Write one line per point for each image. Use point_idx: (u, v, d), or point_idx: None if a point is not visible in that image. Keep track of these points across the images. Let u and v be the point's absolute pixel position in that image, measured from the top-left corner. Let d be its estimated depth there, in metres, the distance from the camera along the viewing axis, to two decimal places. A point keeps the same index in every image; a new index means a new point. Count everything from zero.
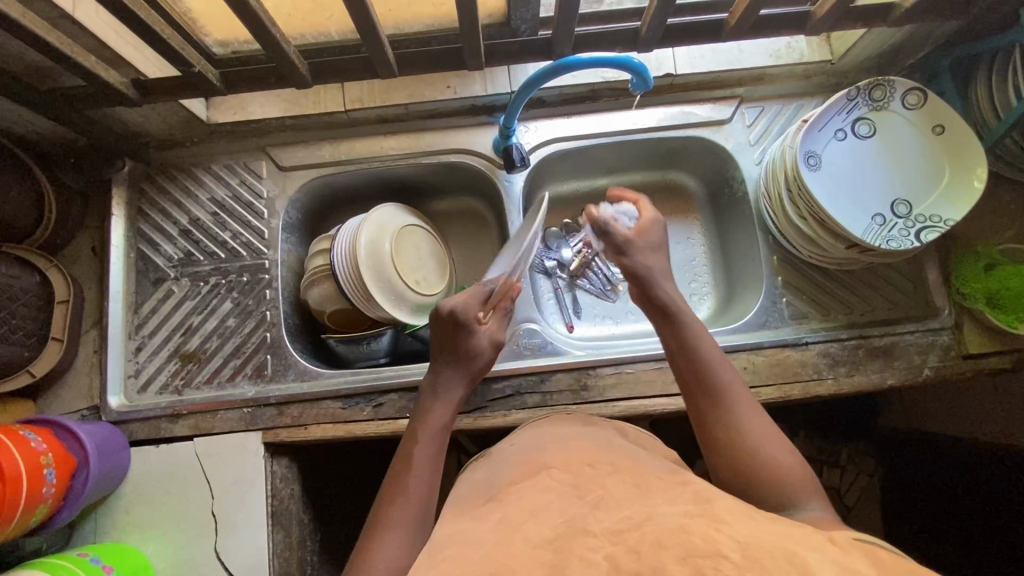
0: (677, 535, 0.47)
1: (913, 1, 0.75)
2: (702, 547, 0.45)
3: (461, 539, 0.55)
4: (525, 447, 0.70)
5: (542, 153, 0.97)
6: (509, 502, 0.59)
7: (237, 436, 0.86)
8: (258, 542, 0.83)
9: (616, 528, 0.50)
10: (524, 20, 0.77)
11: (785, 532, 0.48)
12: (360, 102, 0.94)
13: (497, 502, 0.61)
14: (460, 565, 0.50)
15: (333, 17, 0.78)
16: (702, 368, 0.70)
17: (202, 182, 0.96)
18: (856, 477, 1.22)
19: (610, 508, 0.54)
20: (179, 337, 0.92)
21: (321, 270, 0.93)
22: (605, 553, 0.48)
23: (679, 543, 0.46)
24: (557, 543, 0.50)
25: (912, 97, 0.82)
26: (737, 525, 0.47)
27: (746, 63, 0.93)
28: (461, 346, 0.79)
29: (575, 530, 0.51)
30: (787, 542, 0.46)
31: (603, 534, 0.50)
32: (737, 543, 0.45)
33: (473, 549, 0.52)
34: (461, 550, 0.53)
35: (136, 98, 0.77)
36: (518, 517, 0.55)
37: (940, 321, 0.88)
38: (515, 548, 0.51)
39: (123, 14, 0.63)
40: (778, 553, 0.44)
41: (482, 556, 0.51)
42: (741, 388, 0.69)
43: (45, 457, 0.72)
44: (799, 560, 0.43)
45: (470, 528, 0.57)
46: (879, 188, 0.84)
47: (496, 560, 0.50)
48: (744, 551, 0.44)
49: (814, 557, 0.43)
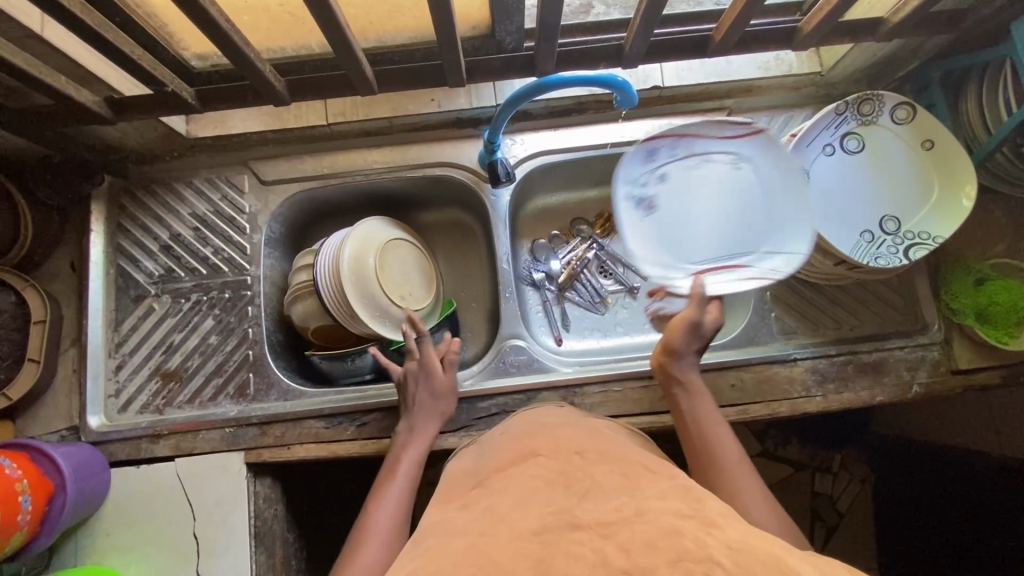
0: (666, 536, 0.42)
1: (901, 17, 0.73)
2: (693, 551, 0.40)
3: (440, 529, 0.51)
4: (517, 434, 0.67)
5: (526, 168, 0.96)
6: (495, 490, 0.54)
7: (216, 457, 0.85)
8: (238, 565, 0.82)
9: (604, 520, 0.46)
10: (508, 33, 0.74)
11: (776, 541, 0.44)
12: (342, 116, 0.93)
13: (484, 489, 0.56)
14: (441, 554, 0.46)
15: (312, 31, 0.76)
16: (708, 442, 0.70)
17: (184, 198, 0.95)
18: (848, 485, 1.17)
19: (599, 499, 0.49)
20: (160, 355, 0.90)
21: (304, 286, 0.91)
22: (592, 546, 0.43)
23: (670, 544, 0.41)
24: (544, 536, 0.45)
25: (901, 112, 0.81)
26: (728, 529, 0.43)
27: (735, 75, 0.92)
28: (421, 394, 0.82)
29: (561, 524, 0.46)
30: (775, 547, 0.42)
31: (591, 527, 0.45)
32: (727, 548, 0.41)
33: (459, 539, 0.47)
34: (444, 540, 0.48)
35: (110, 116, 0.76)
36: (504, 508, 0.50)
37: (928, 336, 0.87)
38: (500, 539, 0.45)
39: (87, 35, 0.62)
40: (766, 559, 0.40)
41: (468, 547, 0.45)
42: (742, 458, 0.69)
43: (21, 484, 0.70)
44: (788, 569, 0.39)
45: (455, 518, 0.52)
46: (868, 205, 0.83)
47: (478, 550, 0.44)
48: (735, 557, 0.40)
49: (804, 566, 0.40)
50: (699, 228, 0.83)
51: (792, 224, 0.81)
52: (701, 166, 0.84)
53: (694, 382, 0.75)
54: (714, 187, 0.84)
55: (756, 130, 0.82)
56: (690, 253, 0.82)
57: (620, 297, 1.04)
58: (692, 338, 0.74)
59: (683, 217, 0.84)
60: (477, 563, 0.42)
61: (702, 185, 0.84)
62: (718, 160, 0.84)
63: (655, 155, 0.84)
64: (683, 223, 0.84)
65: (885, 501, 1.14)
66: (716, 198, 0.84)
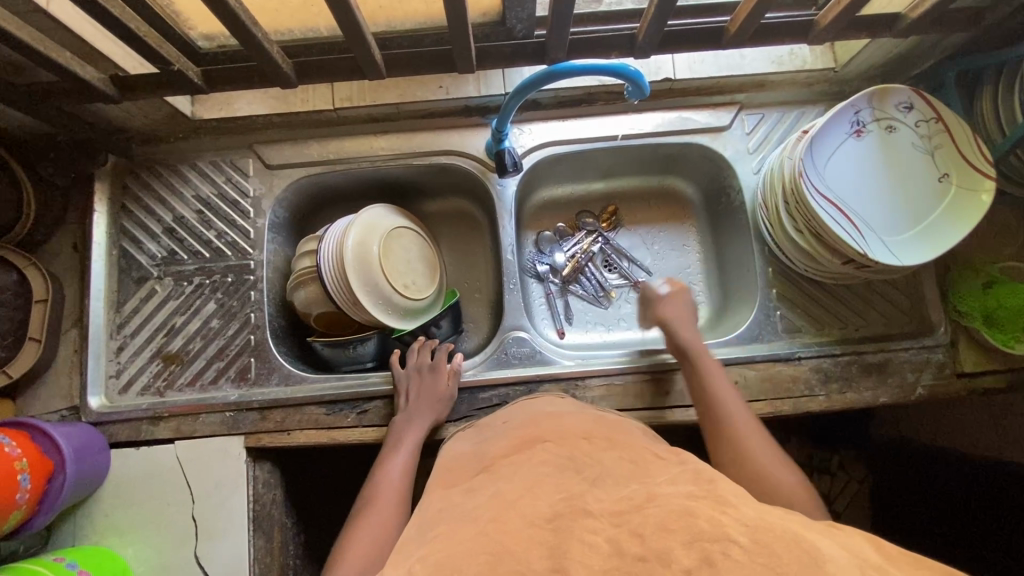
0: (680, 518, 0.42)
1: (919, 13, 0.72)
2: (709, 531, 0.40)
3: (444, 515, 0.51)
4: (520, 420, 0.67)
5: (534, 157, 0.95)
6: (501, 476, 0.54)
7: (216, 440, 0.85)
8: (238, 548, 0.82)
9: (617, 508, 0.45)
10: (519, 20, 0.73)
11: (791, 518, 0.44)
12: (349, 102, 0.91)
13: (489, 476, 0.55)
14: (446, 539, 0.46)
15: (321, 13, 0.75)
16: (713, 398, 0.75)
17: (187, 180, 0.94)
18: (847, 483, 1.20)
19: (610, 487, 0.48)
20: (162, 337, 0.90)
21: (307, 273, 0.90)
22: (607, 535, 0.42)
23: (685, 526, 0.41)
24: (556, 522, 0.44)
25: (919, 112, 0.80)
26: (743, 508, 0.43)
27: (748, 69, 0.91)
28: (422, 390, 0.83)
29: (574, 510, 0.45)
30: (790, 524, 0.42)
31: (603, 515, 0.44)
32: (743, 527, 0.41)
33: (468, 527, 0.47)
34: (455, 526, 0.47)
35: (115, 95, 0.75)
36: (513, 493, 0.49)
37: (935, 339, 0.87)
38: (510, 527, 0.44)
39: (95, 9, 0.61)
40: (783, 536, 0.40)
41: (478, 536, 0.44)
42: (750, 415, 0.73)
43: (20, 462, 0.70)
44: (808, 547, 0.39)
45: (461, 505, 0.52)
46: (932, 189, 0.79)
47: (489, 537, 0.44)
48: (752, 536, 0.40)
49: (820, 543, 0.39)
50: (866, 183, 0.80)
51: (918, 248, 0.78)
52: (922, 144, 0.80)
53: (697, 348, 0.80)
54: (918, 170, 0.80)
55: (987, 175, 0.77)
56: (834, 182, 0.79)
57: (624, 291, 1.03)
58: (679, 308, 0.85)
59: (876, 167, 0.81)
60: (490, 550, 0.42)
61: (905, 163, 0.81)
62: (935, 164, 0.80)
63: (903, 109, 0.80)
64: (860, 169, 0.81)
65: (880, 497, 1.16)
66: (898, 181, 0.80)
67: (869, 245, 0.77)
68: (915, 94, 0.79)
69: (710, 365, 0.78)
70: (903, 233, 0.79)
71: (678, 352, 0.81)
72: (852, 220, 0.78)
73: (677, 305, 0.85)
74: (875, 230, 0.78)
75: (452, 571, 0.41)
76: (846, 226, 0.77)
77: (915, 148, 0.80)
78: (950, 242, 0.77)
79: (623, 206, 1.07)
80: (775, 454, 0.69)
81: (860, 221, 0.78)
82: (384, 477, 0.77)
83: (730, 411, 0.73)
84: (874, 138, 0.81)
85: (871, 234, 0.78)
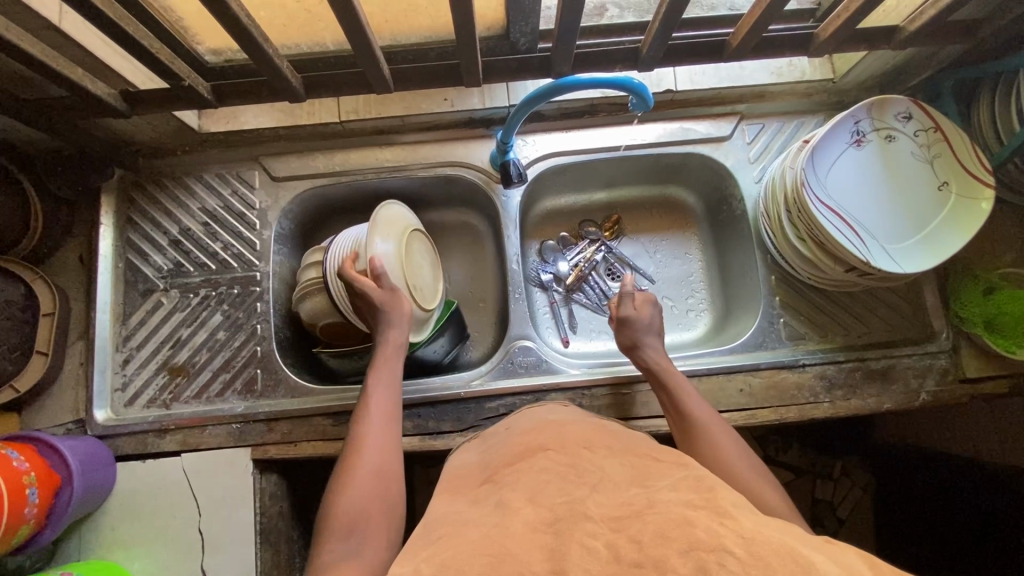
0: (678, 526, 0.42)
1: (918, 25, 0.74)
2: (706, 541, 0.40)
3: (450, 519, 0.51)
4: (521, 430, 0.67)
5: (537, 168, 0.96)
6: (505, 485, 0.54)
7: (224, 452, 0.85)
8: (246, 561, 0.82)
9: (616, 514, 0.45)
10: (523, 34, 0.75)
11: (789, 531, 0.44)
12: (355, 115, 0.92)
13: (493, 484, 0.56)
14: (452, 542, 0.46)
15: (328, 27, 0.77)
16: (681, 408, 0.76)
17: (194, 192, 0.94)
18: (850, 489, 1.19)
19: (610, 491, 0.49)
20: (168, 349, 0.90)
21: (313, 284, 0.91)
22: (606, 540, 0.42)
23: (683, 535, 0.41)
24: (557, 526, 0.45)
25: (916, 122, 0.81)
26: (741, 519, 0.43)
27: (748, 80, 0.92)
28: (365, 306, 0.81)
29: (575, 514, 0.45)
30: (789, 538, 0.42)
31: (602, 520, 0.45)
32: (740, 538, 0.40)
33: (473, 531, 0.47)
34: (458, 531, 0.48)
35: (124, 109, 0.76)
36: (518, 500, 0.50)
37: (937, 345, 0.88)
38: (513, 532, 0.45)
39: (106, 27, 0.62)
40: (779, 548, 0.40)
41: (482, 538, 0.45)
42: (713, 412, 0.75)
43: (28, 476, 0.69)
44: (804, 560, 0.39)
45: (466, 511, 0.52)
46: (932, 197, 0.80)
47: (492, 541, 0.44)
48: (748, 547, 0.39)
49: (818, 558, 0.39)
50: (867, 191, 0.81)
51: (920, 255, 0.79)
52: (920, 152, 0.81)
53: (662, 364, 0.81)
54: (916, 177, 0.82)
55: (986, 184, 0.78)
56: (835, 190, 0.80)
57: None
58: (649, 324, 0.85)
59: (875, 174, 0.82)
60: (492, 552, 0.43)
61: (903, 170, 0.82)
62: (933, 172, 0.81)
63: (903, 120, 0.82)
64: (861, 177, 0.81)
65: (885, 503, 1.16)
66: (898, 189, 0.81)
67: (871, 253, 0.78)
68: (913, 104, 0.80)
69: (677, 381, 0.79)
70: (904, 237, 0.80)
71: (649, 374, 0.82)
72: (854, 229, 0.79)
73: (644, 323, 0.85)
74: (875, 237, 0.79)
75: (457, 572, 0.41)
76: (847, 233, 0.78)
77: (912, 156, 0.82)
78: (950, 250, 0.78)
79: (625, 216, 1.08)
80: (749, 461, 0.69)
81: (862, 230, 0.79)
82: (373, 396, 0.74)
83: (700, 422, 0.74)
84: (874, 147, 0.82)
85: (870, 238, 0.79)
